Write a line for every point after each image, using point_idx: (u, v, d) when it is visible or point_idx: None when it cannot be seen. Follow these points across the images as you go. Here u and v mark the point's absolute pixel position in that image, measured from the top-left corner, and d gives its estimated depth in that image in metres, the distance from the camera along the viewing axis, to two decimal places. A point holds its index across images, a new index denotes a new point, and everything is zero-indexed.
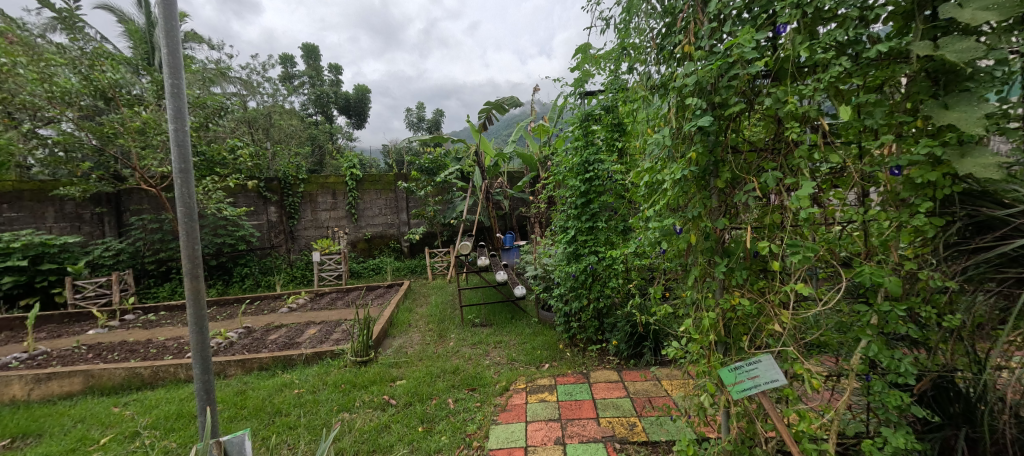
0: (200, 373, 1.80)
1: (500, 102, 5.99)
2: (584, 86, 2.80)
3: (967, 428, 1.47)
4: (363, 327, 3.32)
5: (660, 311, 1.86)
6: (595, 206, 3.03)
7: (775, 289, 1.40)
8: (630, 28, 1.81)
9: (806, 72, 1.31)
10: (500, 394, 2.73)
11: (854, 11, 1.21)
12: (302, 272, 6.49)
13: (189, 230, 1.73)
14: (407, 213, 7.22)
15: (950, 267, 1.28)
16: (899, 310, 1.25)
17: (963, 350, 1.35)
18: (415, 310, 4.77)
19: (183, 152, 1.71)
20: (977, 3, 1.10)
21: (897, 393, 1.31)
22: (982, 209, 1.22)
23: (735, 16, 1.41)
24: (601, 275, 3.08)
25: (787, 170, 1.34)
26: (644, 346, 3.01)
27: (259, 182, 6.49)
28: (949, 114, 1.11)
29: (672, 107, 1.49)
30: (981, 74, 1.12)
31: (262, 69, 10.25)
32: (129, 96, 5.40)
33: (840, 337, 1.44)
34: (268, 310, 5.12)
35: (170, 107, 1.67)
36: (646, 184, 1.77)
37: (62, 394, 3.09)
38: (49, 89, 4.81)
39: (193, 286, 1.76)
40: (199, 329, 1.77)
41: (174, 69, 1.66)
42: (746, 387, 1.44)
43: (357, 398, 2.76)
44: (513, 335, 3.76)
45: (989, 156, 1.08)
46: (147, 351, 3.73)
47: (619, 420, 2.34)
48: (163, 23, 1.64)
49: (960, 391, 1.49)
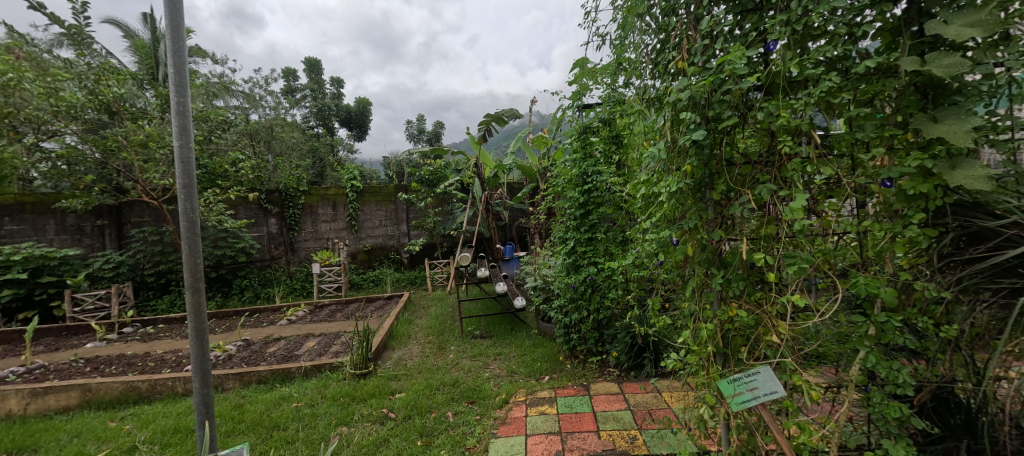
0: (200, 386, 1.80)
1: (500, 114, 6.05)
2: (583, 99, 2.84)
3: (968, 439, 1.45)
4: (363, 340, 3.31)
5: (658, 322, 1.86)
6: (594, 218, 3.04)
7: (772, 300, 1.41)
8: (627, 44, 1.87)
9: (796, 86, 1.34)
10: (500, 407, 2.71)
11: (843, 27, 1.24)
12: (301, 283, 6.47)
13: (191, 243, 1.74)
14: (407, 224, 7.24)
15: (945, 278, 1.29)
16: (896, 321, 1.25)
17: (962, 361, 1.34)
18: (415, 322, 4.76)
19: (187, 167, 1.73)
20: (962, 20, 1.12)
21: (896, 405, 1.30)
22: (974, 220, 1.23)
23: (727, 33, 1.45)
24: (601, 286, 3.07)
25: (781, 182, 1.35)
26: (644, 358, 3.00)
27: (260, 195, 6.53)
28: (938, 127, 1.13)
29: (667, 120, 1.52)
30: (968, 89, 1.14)
31: (265, 83, 10.35)
32: (133, 110, 5.44)
33: (839, 347, 1.43)
34: (268, 322, 5.09)
35: (176, 124, 1.70)
36: (643, 196, 1.79)
37: (59, 408, 3.07)
38: (54, 103, 4.86)
39: (195, 299, 1.77)
40: (199, 342, 1.77)
41: (180, 88, 1.70)
42: (746, 399, 1.44)
43: (356, 412, 2.74)
44: (513, 347, 3.74)
45: (978, 169, 1.10)
46: (145, 365, 3.71)
47: (619, 433, 2.32)
48: (170, 42, 1.68)
49: (960, 401, 1.48)
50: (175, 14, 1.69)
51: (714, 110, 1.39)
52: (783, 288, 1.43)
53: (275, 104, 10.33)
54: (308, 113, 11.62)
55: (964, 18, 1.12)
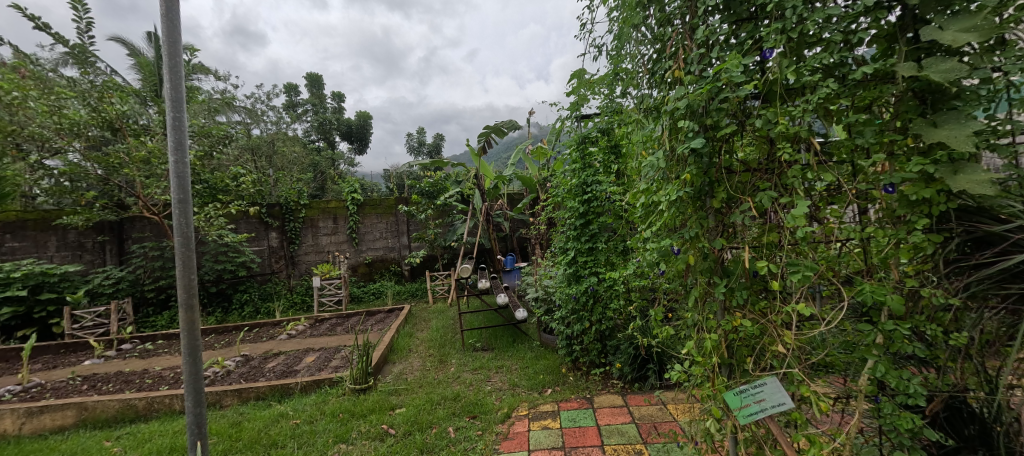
0: (193, 406, 1.77)
1: (500, 125, 6.08)
2: (581, 109, 2.84)
3: (983, 450, 1.41)
4: (363, 354, 3.27)
5: (661, 333, 1.83)
6: (594, 227, 3.02)
7: (776, 310, 1.38)
8: (623, 54, 1.89)
9: (794, 94, 1.33)
10: (502, 422, 2.67)
11: (838, 35, 1.23)
12: (301, 298, 6.43)
13: (186, 258, 1.73)
14: (407, 236, 7.23)
15: (951, 284, 1.26)
16: (904, 329, 1.22)
17: (973, 370, 1.30)
18: (415, 335, 4.71)
19: (182, 183, 1.73)
20: (957, 26, 1.11)
21: (908, 416, 1.25)
22: (979, 226, 1.21)
23: (723, 42, 1.45)
24: (602, 296, 3.04)
25: (782, 190, 1.34)
26: (649, 369, 2.95)
27: (261, 209, 6.55)
28: (938, 132, 1.12)
29: (665, 129, 1.51)
30: (967, 93, 1.12)
31: (266, 98, 10.46)
32: (136, 126, 5.47)
33: (846, 356, 1.40)
34: (267, 337, 5.05)
35: (171, 140, 1.70)
36: (642, 205, 1.78)
37: (54, 428, 3.03)
38: (57, 121, 4.86)
39: (188, 316, 1.73)
40: (192, 360, 1.75)
41: (176, 103, 1.69)
42: (753, 412, 1.41)
43: (354, 429, 2.69)
44: (514, 359, 3.70)
45: (981, 173, 1.08)
46: (143, 382, 3.67)
47: (624, 447, 2.28)
48: (167, 58, 1.69)
49: (974, 411, 1.42)
50: (173, 30, 1.71)
51: (712, 118, 1.39)
52: (787, 297, 1.40)
53: (276, 118, 10.37)
54: (309, 128, 11.74)
55: (959, 24, 1.11)
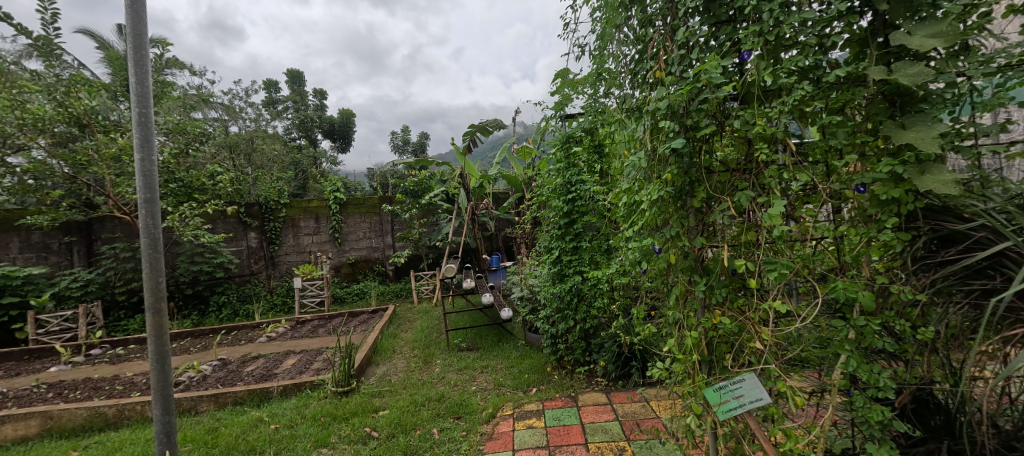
0: (161, 414, 1.73)
1: (484, 124, 6.05)
2: (565, 109, 2.86)
3: (948, 440, 1.47)
4: (344, 356, 3.23)
5: (643, 331, 1.85)
6: (579, 227, 3.05)
7: (754, 307, 1.41)
8: (605, 54, 1.89)
9: (771, 95, 1.36)
10: (486, 422, 2.67)
11: (813, 38, 1.26)
12: (282, 299, 6.31)
13: (153, 259, 1.69)
14: (392, 236, 7.16)
15: (919, 280, 1.31)
16: (875, 325, 1.26)
17: (939, 362, 1.36)
18: (400, 336, 4.67)
19: (148, 181, 1.67)
20: (925, 31, 1.15)
21: (878, 408, 1.28)
22: (945, 224, 1.25)
23: (703, 44, 1.47)
24: (587, 295, 3.06)
25: (759, 189, 1.37)
26: (632, 366, 2.98)
27: (239, 208, 6.40)
28: (907, 133, 1.15)
29: (647, 129, 1.53)
30: (933, 96, 1.17)
31: (244, 95, 10.21)
32: (105, 122, 5.27)
33: (821, 352, 1.43)
34: (246, 340, 4.93)
35: (137, 137, 1.65)
36: (625, 205, 1.81)
37: (16, 439, 2.90)
38: (20, 116, 4.66)
39: (156, 321, 1.68)
40: (160, 366, 1.70)
41: (141, 98, 1.65)
42: (732, 407, 1.44)
43: (335, 432, 2.65)
44: (499, 359, 3.70)
45: (947, 174, 1.12)
46: (113, 388, 3.55)
47: (608, 445, 2.30)
48: (132, 52, 1.63)
49: (940, 402, 1.50)
50: (138, 21, 1.66)
51: (692, 118, 1.41)
52: (764, 294, 1.43)
53: (255, 115, 10.12)
54: (290, 125, 11.53)
55: (927, 30, 1.15)
